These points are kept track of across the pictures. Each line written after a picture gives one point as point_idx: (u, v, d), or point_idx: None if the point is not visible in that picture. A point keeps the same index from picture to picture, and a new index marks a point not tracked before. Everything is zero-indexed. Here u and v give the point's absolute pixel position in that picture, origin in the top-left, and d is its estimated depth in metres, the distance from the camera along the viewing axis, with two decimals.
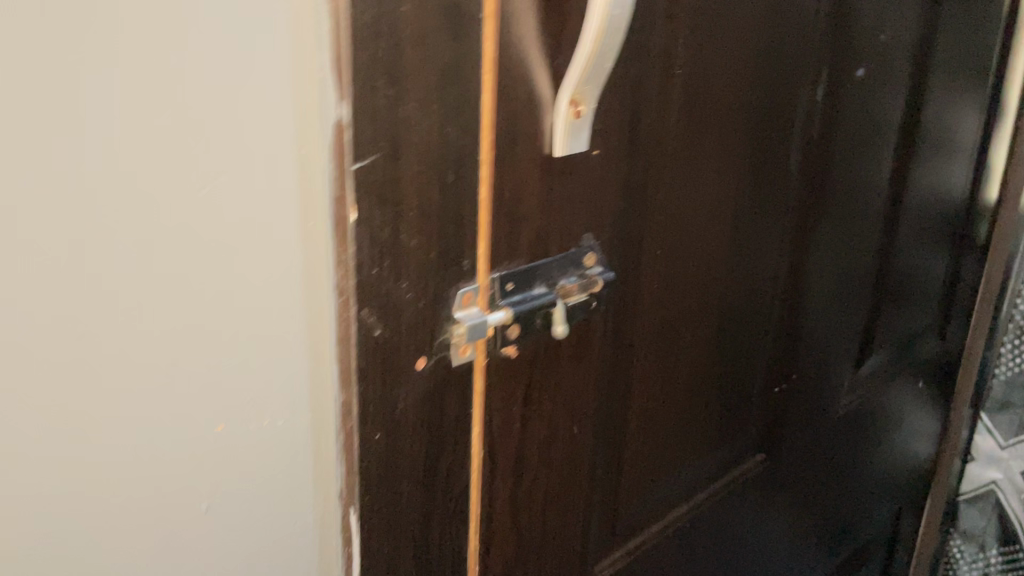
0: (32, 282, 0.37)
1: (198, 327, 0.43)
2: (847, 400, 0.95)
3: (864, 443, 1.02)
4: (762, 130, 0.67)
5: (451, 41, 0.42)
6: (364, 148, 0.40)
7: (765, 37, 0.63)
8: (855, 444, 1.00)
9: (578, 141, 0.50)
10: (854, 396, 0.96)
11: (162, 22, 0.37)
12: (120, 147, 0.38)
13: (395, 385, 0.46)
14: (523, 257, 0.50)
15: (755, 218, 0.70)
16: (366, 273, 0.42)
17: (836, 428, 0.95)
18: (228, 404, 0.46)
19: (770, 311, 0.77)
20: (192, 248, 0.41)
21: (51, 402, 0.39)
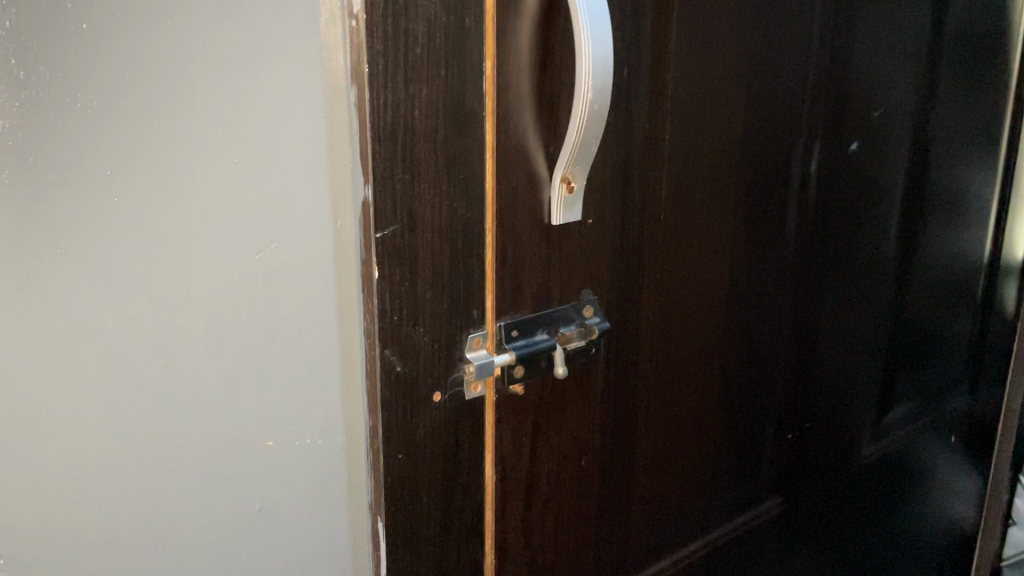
0: (117, 325, 0.44)
1: (253, 370, 0.50)
2: (871, 450, 1.00)
3: (898, 497, 1.06)
4: (755, 199, 0.76)
5: (457, 134, 0.52)
6: (384, 220, 0.50)
7: (750, 119, 0.73)
8: (887, 497, 1.05)
9: (572, 211, 0.60)
10: (879, 446, 1.00)
11: (226, 114, 0.45)
12: (193, 216, 0.45)
13: (415, 414, 0.55)
14: (525, 309, 0.60)
15: (754, 277, 0.79)
16: (388, 320, 0.52)
17: (863, 478, 1.00)
18: (280, 442, 0.52)
19: (778, 361, 0.85)
20: (248, 302, 0.49)
21: (130, 429, 0.46)
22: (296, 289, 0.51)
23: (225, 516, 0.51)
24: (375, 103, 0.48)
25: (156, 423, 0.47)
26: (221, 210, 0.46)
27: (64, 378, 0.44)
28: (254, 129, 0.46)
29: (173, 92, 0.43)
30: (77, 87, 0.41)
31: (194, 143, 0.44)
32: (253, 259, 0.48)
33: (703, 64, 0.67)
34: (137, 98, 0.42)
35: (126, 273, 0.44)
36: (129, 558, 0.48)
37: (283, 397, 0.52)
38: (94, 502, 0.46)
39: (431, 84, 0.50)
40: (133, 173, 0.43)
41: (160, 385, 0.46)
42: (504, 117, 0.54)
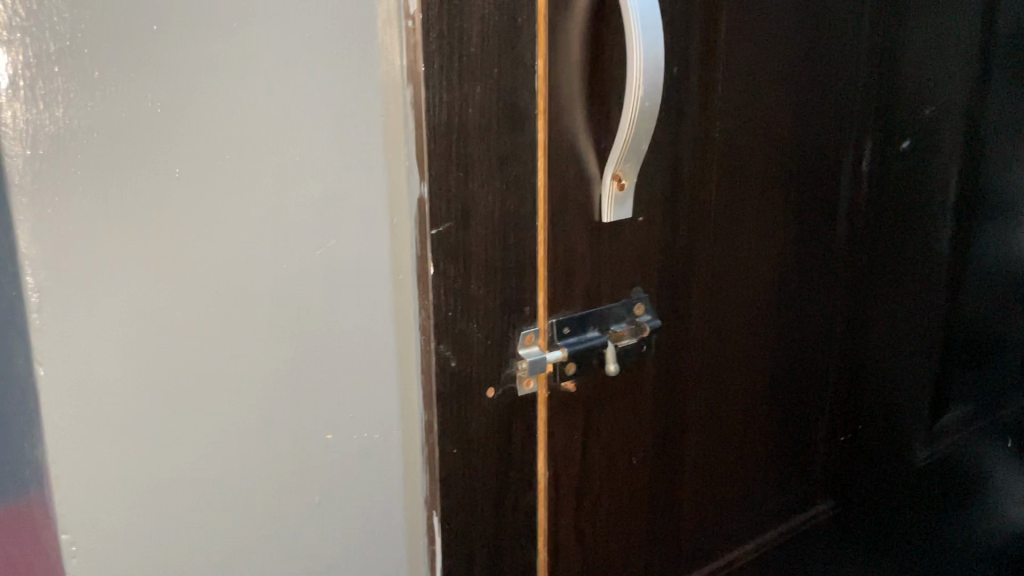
0: (185, 319, 0.46)
1: (313, 366, 0.51)
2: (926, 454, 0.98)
3: (954, 502, 1.04)
4: (805, 197, 0.75)
5: (509, 132, 0.53)
6: (439, 218, 0.51)
7: (800, 117, 0.72)
8: (943, 502, 1.03)
9: (623, 209, 0.60)
10: (934, 450, 0.99)
11: (289, 113, 0.46)
12: (256, 212, 0.47)
13: (468, 409, 0.56)
14: (576, 306, 0.60)
15: (805, 277, 0.78)
16: (442, 315, 0.53)
17: (918, 483, 0.98)
18: (339, 436, 0.53)
19: (829, 362, 0.84)
20: (308, 298, 0.50)
21: (196, 421, 0.47)
22: (356, 286, 0.51)
23: (287, 504, 0.52)
24: (430, 102, 0.49)
25: (219, 415, 0.48)
26: (284, 207, 0.47)
27: (136, 371, 0.45)
28: (315, 127, 0.48)
29: (239, 92, 0.45)
30: (150, 89, 0.42)
31: (258, 141, 0.46)
32: (314, 254, 0.49)
33: (752, 61, 0.66)
34: (207, 99, 0.44)
35: (194, 269, 0.45)
36: (194, 547, 0.49)
37: (342, 392, 0.52)
38: (162, 492, 0.47)
39: (484, 83, 0.51)
40: (201, 170, 0.44)
41: (225, 377, 0.48)
42: (556, 115, 0.55)
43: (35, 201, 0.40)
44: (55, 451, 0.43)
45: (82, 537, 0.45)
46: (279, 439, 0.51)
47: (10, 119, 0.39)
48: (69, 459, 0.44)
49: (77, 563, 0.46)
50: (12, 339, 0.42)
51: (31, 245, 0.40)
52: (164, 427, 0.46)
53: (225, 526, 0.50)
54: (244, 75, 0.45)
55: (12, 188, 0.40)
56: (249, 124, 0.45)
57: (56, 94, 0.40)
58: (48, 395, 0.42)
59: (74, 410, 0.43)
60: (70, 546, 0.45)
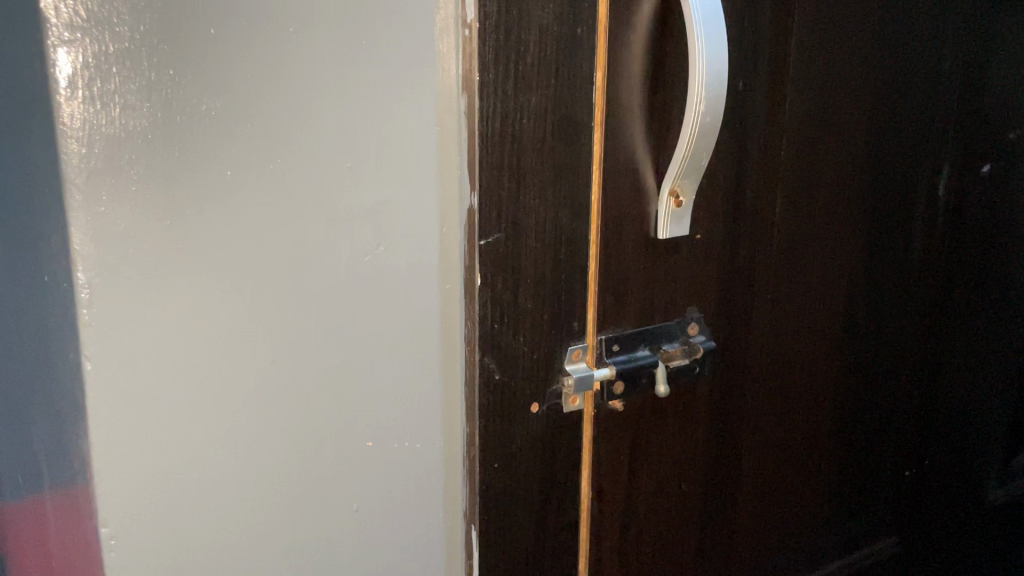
0: (232, 318, 0.46)
1: (358, 371, 0.51)
2: (986, 486, 0.95)
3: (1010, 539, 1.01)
4: (877, 220, 0.72)
5: (564, 144, 0.52)
6: (488, 229, 0.51)
7: (874, 136, 0.70)
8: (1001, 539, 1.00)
9: (680, 227, 0.58)
10: (993, 483, 0.96)
11: (343, 117, 0.46)
12: (306, 215, 0.47)
13: (512, 422, 0.55)
14: (628, 323, 0.59)
15: (874, 306, 0.75)
16: (487, 327, 0.53)
17: (975, 516, 0.96)
18: (380, 446, 0.52)
19: (897, 393, 0.81)
20: (356, 303, 0.49)
21: (238, 420, 0.48)
22: (403, 295, 0.51)
23: (323, 508, 0.52)
24: (483, 112, 0.49)
25: (261, 415, 0.48)
26: (334, 211, 0.47)
27: (181, 368, 0.45)
28: (369, 133, 0.47)
29: (295, 96, 0.45)
30: (206, 92, 0.43)
31: (312, 145, 0.46)
32: (363, 261, 0.49)
33: (823, 78, 0.64)
34: (261, 103, 0.44)
35: (240, 270, 0.45)
36: (232, 545, 0.49)
37: (387, 401, 0.52)
38: (202, 489, 0.48)
39: (540, 94, 0.51)
40: (253, 172, 0.45)
41: (270, 377, 0.48)
42: (613, 128, 0.54)
43: (87, 196, 0.41)
44: (100, 445, 0.44)
45: (122, 531, 0.46)
46: (320, 441, 0.50)
47: (68, 118, 0.40)
48: (112, 454, 0.44)
49: (115, 557, 0.46)
50: (63, 330, 0.43)
51: (82, 241, 0.41)
52: (205, 427, 0.47)
53: (263, 526, 0.50)
54: (298, 78, 0.45)
55: (66, 182, 0.40)
56: (300, 128, 0.45)
57: (112, 94, 0.40)
58: (95, 390, 0.43)
59: (119, 404, 0.44)
60: (109, 540, 0.46)
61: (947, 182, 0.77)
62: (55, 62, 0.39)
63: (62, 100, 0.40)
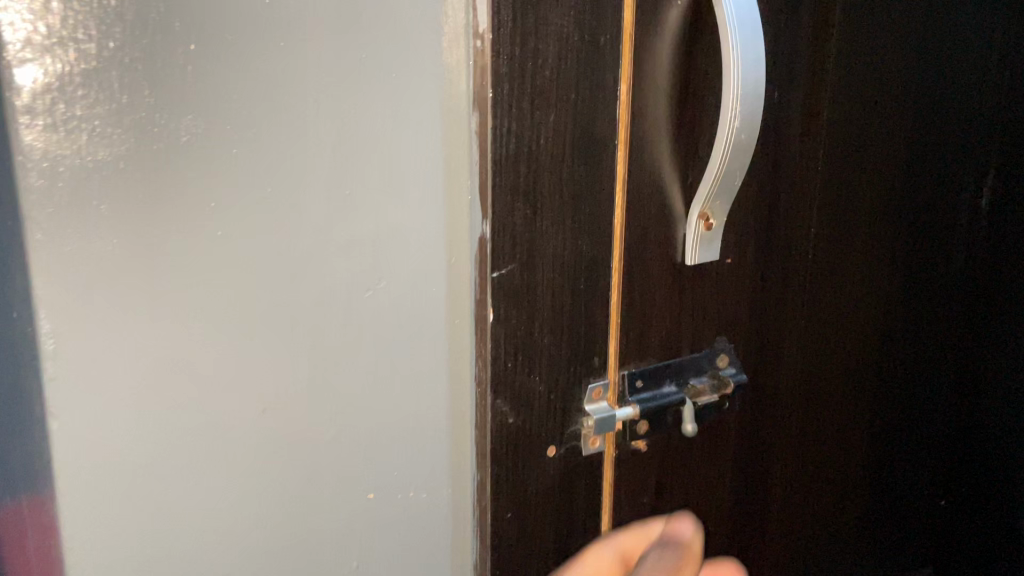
0: (218, 363, 0.41)
1: (359, 415, 0.46)
2: None
3: None
4: (915, 235, 0.68)
5: (585, 164, 0.47)
6: (501, 259, 0.46)
7: (913, 146, 0.65)
8: None
9: (710, 250, 0.54)
10: None
11: (340, 140, 0.42)
12: (300, 249, 0.42)
13: (528, 468, 0.50)
14: (653, 356, 0.54)
15: (908, 326, 0.71)
16: (501, 365, 0.47)
17: None
18: (380, 493, 0.48)
19: (927, 414, 0.77)
20: (355, 342, 0.45)
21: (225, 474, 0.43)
22: (406, 331, 0.46)
23: (321, 564, 0.47)
24: (497, 131, 0.43)
25: (251, 468, 0.44)
26: (330, 243, 0.43)
27: (160, 422, 0.41)
28: (369, 155, 0.43)
29: (287, 118, 0.40)
30: (187, 114, 0.38)
31: (305, 172, 0.41)
32: (362, 296, 0.45)
33: (861, 86, 0.59)
34: (247, 127, 0.39)
35: (226, 312, 0.41)
36: None
37: (389, 445, 0.47)
38: (186, 549, 0.43)
39: (560, 109, 0.46)
40: (239, 203, 0.40)
41: (259, 426, 0.43)
42: (639, 145, 0.49)
43: (50, 236, 0.36)
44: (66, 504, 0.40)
45: None
46: (316, 493, 0.46)
47: (28, 149, 0.35)
48: (80, 515, 0.40)
49: None
50: (26, 387, 0.38)
51: (44, 282, 0.37)
52: (188, 483, 0.42)
53: None
54: (288, 99, 0.40)
55: (25, 221, 0.36)
56: (292, 153, 0.41)
57: (79, 121, 0.36)
58: (61, 446, 0.39)
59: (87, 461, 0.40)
60: None
61: (978, 190, 0.73)
62: (18, 88, 0.35)
63: (21, 128, 0.35)
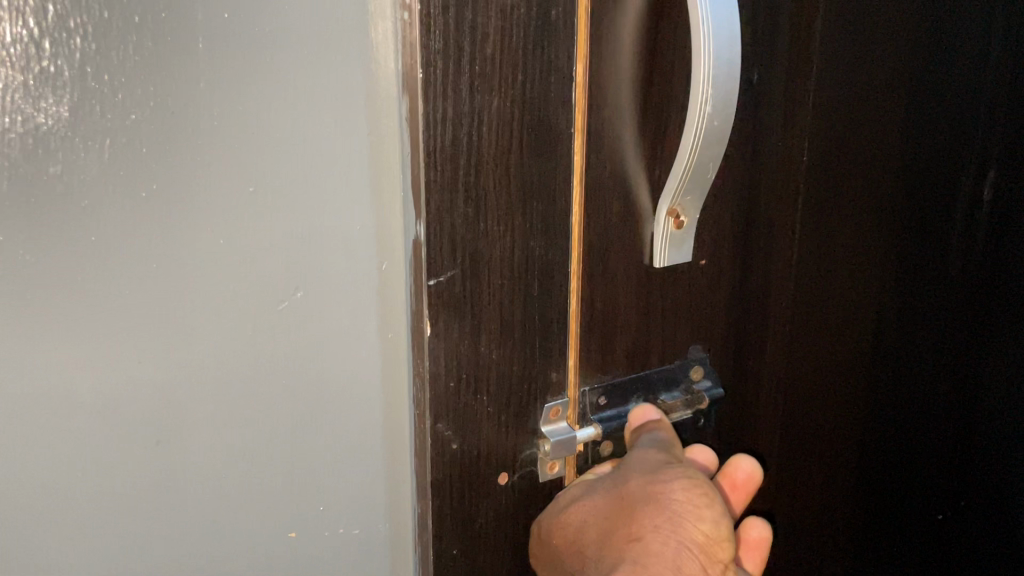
0: (104, 386, 0.36)
1: (276, 444, 0.40)
2: None
3: None
4: (915, 232, 0.61)
5: (536, 156, 0.41)
6: (439, 265, 0.40)
7: (914, 136, 0.59)
8: None
9: (681, 251, 0.48)
10: None
11: (242, 129, 0.36)
12: (196, 256, 0.36)
13: (477, 500, 0.45)
14: (619, 370, 0.49)
15: (908, 336, 0.65)
16: (441, 385, 0.42)
17: None
18: (305, 528, 0.42)
19: (935, 433, 0.70)
20: (268, 362, 0.39)
21: (118, 510, 0.38)
22: (331, 350, 0.40)
23: None
24: (429, 118, 0.37)
25: (149, 504, 0.38)
26: (233, 250, 0.37)
27: (37, 452, 0.36)
28: (279, 147, 0.37)
29: (175, 104, 0.34)
30: (53, 99, 0.32)
31: (199, 166, 0.35)
32: (276, 310, 0.38)
33: (852, 70, 0.53)
34: (124, 115, 0.34)
35: (107, 327, 0.35)
36: None
37: (314, 476, 0.42)
38: None
39: (506, 93, 0.39)
40: (121, 203, 0.34)
41: (157, 458, 0.38)
42: (599, 134, 0.43)
43: None
44: None
45: None
46: (229, 530, 0.40)
47: None
48: None
49: None
50: None
51: None
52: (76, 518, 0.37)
53: None
54: (173, 80, 0.34)
55: None
56: (180, 144, 0.35)
57: None
58: None
59: None
60: None
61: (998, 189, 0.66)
62: None
63: None
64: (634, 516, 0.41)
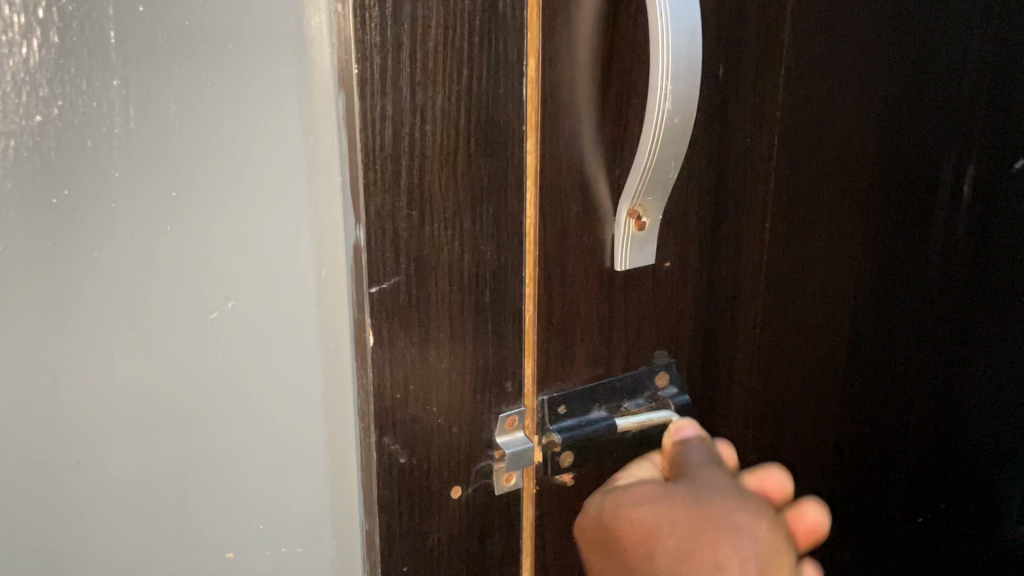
0: (22, 399, 0.35)
1: (208, 459, 0.38)
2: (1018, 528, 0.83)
3: None
4: (891, 224, 0.60)
5: (487, 155, 0.39)
6: (381, 272, 0.37)
7: (891, 126, 0.57)
8: None
9: (644, 253, 0.46)
10: None
11: (161, 131, 0.33)
12: (113, 265, 0.34)
13: (427, 514, 0.43)
14: (579, 377, 0.47)
15: (881, 334, 0.63)
16: (387, 399, 0.39)
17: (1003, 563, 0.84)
18: (243, 543, 0.41)
19: (913, 428, 0.69)
20: (198, 375, 0.37)
21: (42, 522, 0.37)
22: (266, 362, 0.38)
23: None
24: (366, 116, 0.34)
25: (74, 517, 0.37)
26: (154, 258, 0.35)
27: None
28: (202, 149, 0.34)
29: (84, 104, 0.32)
30: None
31: (113, 172, 0.33)
32: (203, 321, 0.36)
33: (824, 62, 0.51)
34: (30, 117, 0.32)
35: (19, 336, 0.34)
36: None
37: (252, 492, 0.40)
38: None
39: (451, 88, 0.37)
40: (30, 209, 0.33)
41: (80, 473, 0.37)
42: (554, 131, 0.40)
43: None
44: None
45: None
46: (161, 544, 0.39)
47: None
48: None
49: None
50: None
51: None
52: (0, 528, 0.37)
53: None
54: (82, 79, 0.32)
55: None
56: (91, 146, 0.33)
57: None
58: None
59: None
60: None
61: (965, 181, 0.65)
62: None
63: None
64: (711, 520, 0.40)
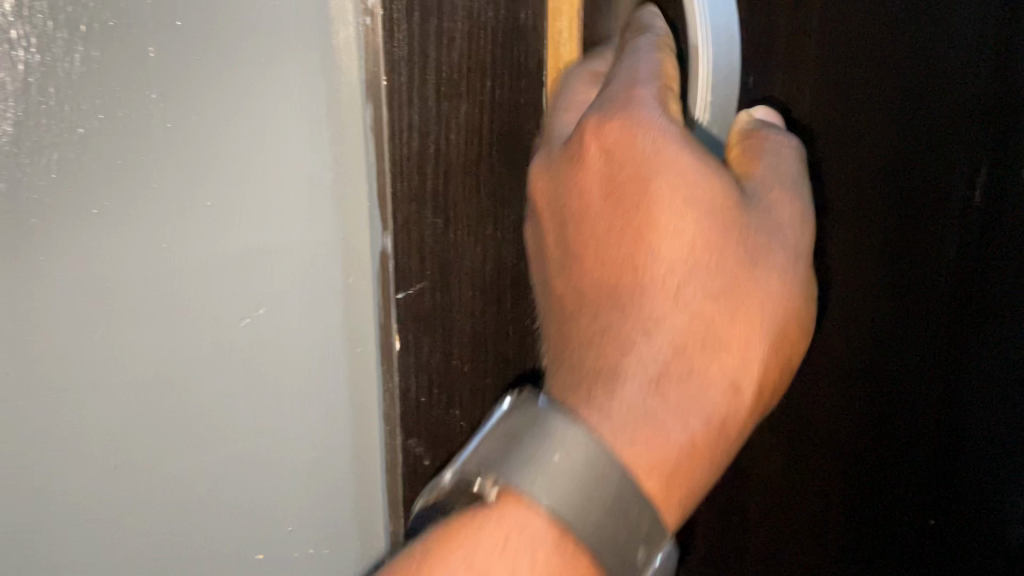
0: (63, 406, 0.36)
1: (240, 460, 0.40)
2: None
3: None
4: (923, 258, 0.53)
5: (508, 161, 0.39)
6: (407, 280, 0.38)
7: (920, 154, 0.51)
8: None
9: None
10: None
11: (195, 143, 0.34)
12: (150, 275, 0.35)
13: None
14: None
15: (907, 385, 0.57)
16: (412, 402, 0.40)
17: None
18: (273, 540, 0.42)
19: (957, 469, 0.61)
20: (229, 379, 0.38)
21: (82, 525, 0.38)
22: (294, 366, 0.39)
23: None
24: (393, 125, 0.35)
25: (112, 517, 0.38)
26: (188, 266, 0.36)
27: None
28: (233, 159, 0.35)
29: (123, 119, 0.33)
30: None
31: (150, 184, 0.34)
32: (234, 328, 0.37)
33: (856, 78, 0.47)
34: (72, 130, 0.32)
35: (62, 345, 0.35)
36: None
37: (280, 491, 0.41)
38: None
39: (477, 97, 0.36)
40: (73, 221, 0.33)
41: (117, 476, 0.38)
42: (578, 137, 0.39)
43: None
44: None
45: None
46: (195, 541, 0.40)
47: None
48: None
49: None
50: None
51: None
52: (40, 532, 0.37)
53: None
54: (122, 95, 0.33)
55: None
56: (130, 159, 0.33)
57: None
58: None
59: None
60: None
61: (1003, 172, 0.54)
62: None
63: None
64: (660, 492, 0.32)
